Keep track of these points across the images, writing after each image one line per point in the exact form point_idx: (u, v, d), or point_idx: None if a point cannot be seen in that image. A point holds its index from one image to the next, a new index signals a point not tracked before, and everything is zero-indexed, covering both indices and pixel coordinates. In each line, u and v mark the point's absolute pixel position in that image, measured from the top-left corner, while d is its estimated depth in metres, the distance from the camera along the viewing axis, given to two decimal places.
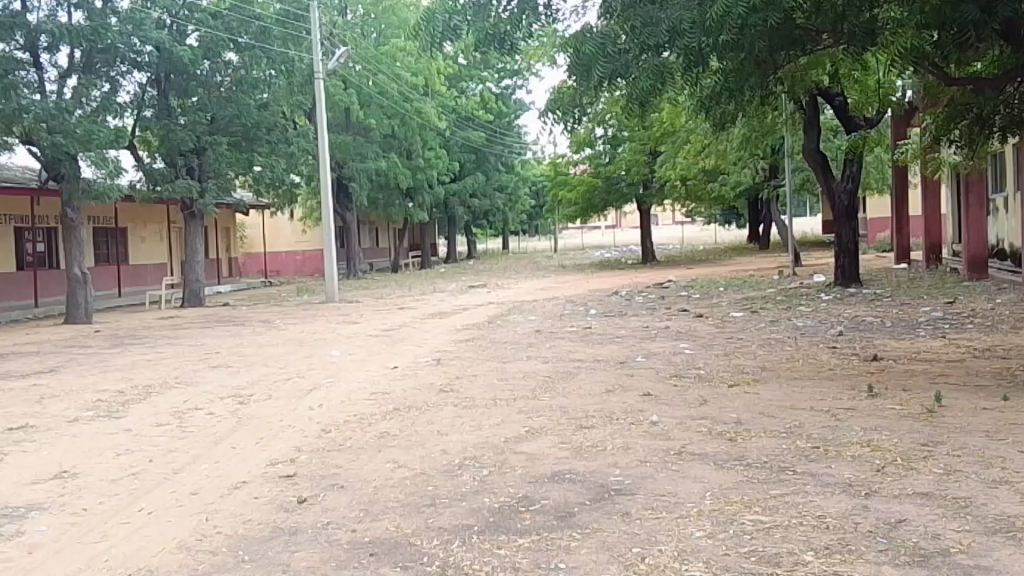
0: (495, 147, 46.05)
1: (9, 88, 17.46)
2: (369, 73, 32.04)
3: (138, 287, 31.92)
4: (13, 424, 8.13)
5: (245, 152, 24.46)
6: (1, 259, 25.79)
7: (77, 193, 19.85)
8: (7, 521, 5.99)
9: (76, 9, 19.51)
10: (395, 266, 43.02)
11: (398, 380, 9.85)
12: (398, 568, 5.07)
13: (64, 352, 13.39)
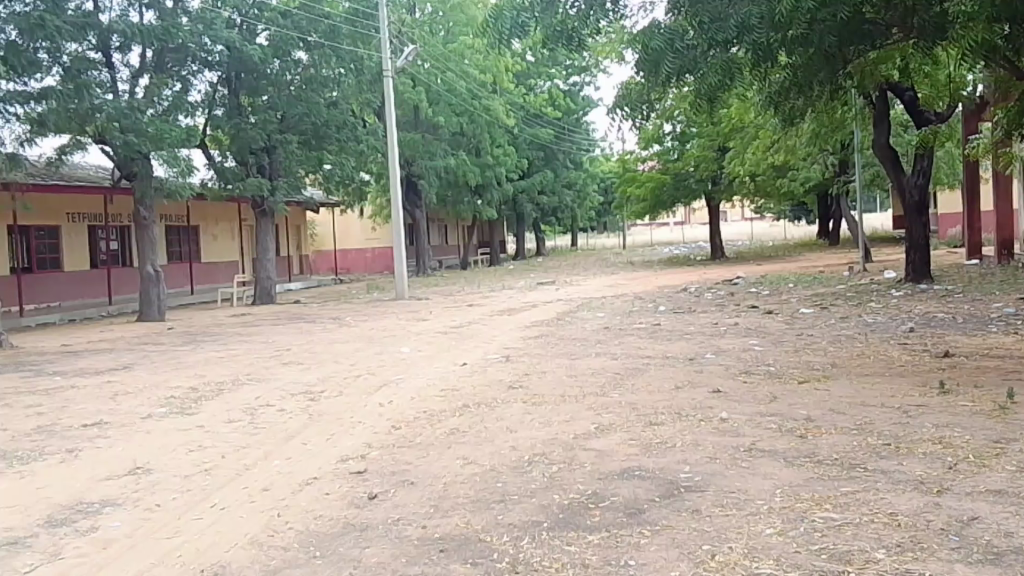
0: (564, 144, 46.25)
1: (81, 89, 17.28)
2: (437, 70, 31.60)
3: (210, 284, 32.09)
4: (87, 421, 8.24)
5: (315, 151, 25.02)
6: (75, 259, 26.08)
7: (150, 191, 20.24)
8: (82, 516, 6.00)
9: (148, 8, 19.64)
10: (464, 263, 43.54)
11: (467, 377, 9.91)
12: (468, 564, 5.06)
13: (140, 349, 13.64)
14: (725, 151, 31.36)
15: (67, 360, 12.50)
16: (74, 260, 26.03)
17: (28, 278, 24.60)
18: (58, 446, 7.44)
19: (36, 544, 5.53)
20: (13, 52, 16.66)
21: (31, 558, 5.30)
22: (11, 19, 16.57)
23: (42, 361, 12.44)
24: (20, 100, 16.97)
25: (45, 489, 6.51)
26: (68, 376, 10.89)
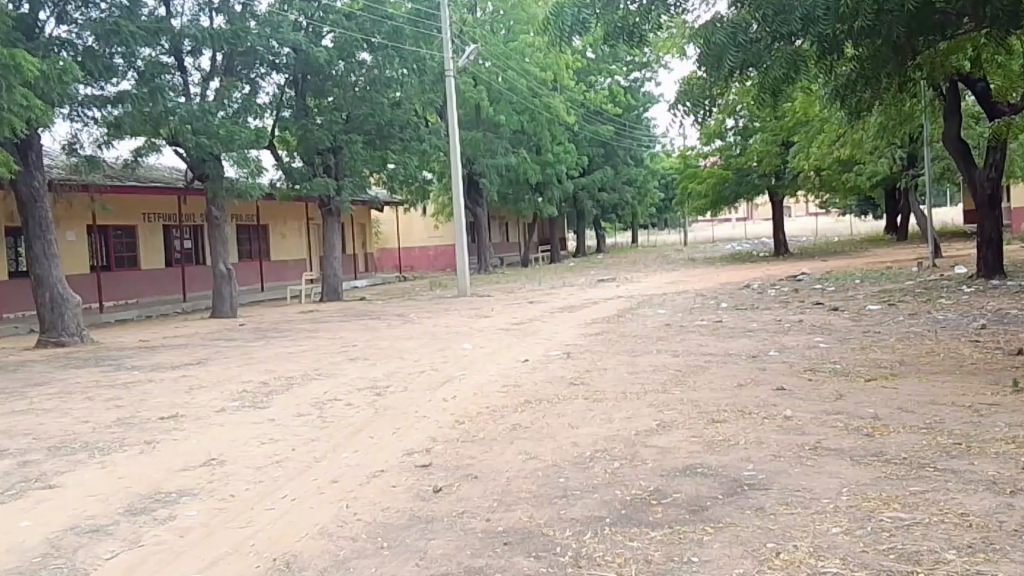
0: (624, 141, 46.38)
1: (155, 93, 17.70)
2: (498, 69, 31.48)
3: (280, 282, 32.88)
4: (164, 413, 8.55)
5: (379, 150, 25.45)
6: (150, 257, 26.89)
7: (221, 192, 20.94)
8: (160, 505, 6.21)
9: (217, 13, 20.08)
10: (525, 261, 43.75)
11: (529, 374, 9.99)
12: (532, 557, 5.09)
13: (213, 344, 14.06)
14: (789, 145, 30.85)
15: (145, 354, 12.96)
16: (150, 258, 26.87)
17: (107, 276, 25.29)
18: (137, 438, 7.73)
19: (117, 531, 5.73)
20: (89, 56, 16.79)
21: (113, 545, 5.49)
22: (87, 25, 16.71)
23: (121, 356, 12.91)
24: (97, 105, 17.18)
25: (125, 478, 6.75)
26: (145, 370, 11.28)
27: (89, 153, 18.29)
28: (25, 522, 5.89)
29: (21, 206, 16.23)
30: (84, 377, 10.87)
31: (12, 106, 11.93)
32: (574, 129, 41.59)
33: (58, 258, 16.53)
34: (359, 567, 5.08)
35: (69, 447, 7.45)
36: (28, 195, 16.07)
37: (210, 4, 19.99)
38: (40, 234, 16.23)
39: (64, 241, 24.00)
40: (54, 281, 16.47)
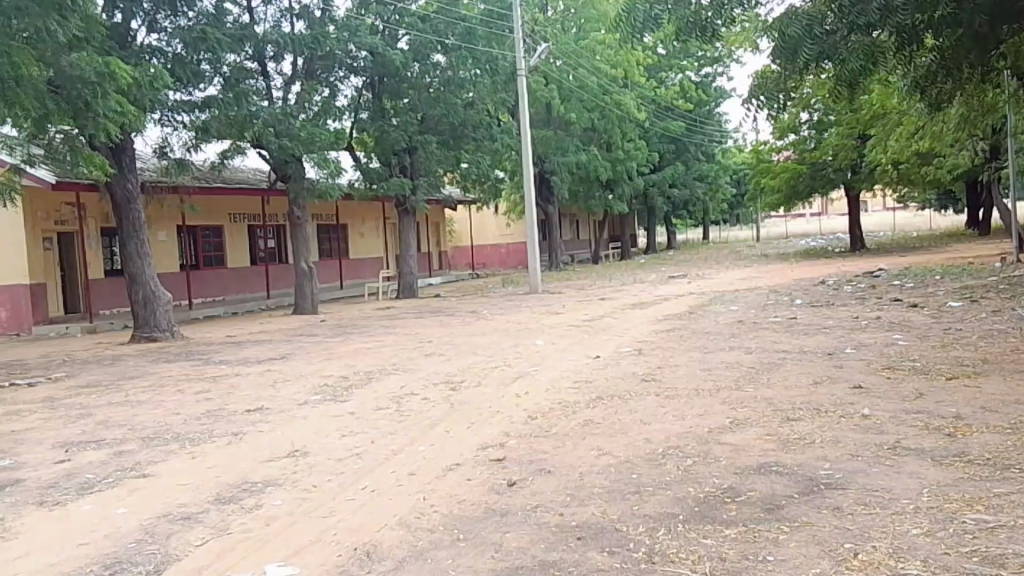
0: (696, 136, 46.05)
1: (240, 97, 18.33)
2: (569, 68, 31.45)
3: (357, 279, 33.54)
4: (251, 406, 8.91)
5: (453, 151, 25.80)
6: (236, 255, 27.77)
7: (303, 192, 21.57)
8: (246, 494, 6.43)
9: (298, 19, 20.72)
10: (596, 258, 43.60)
11: (599, 370, 10.06)
12: (606, 552, 5.10)
13: (295, 339, 14.53)
14: (867, 139, 30.06)
15: (231, 349, 13.49)
16: (236, 256, 27.76)
17: (196, 274, 26.20)
18: (224, 429, 8.06)
19: (207, 519, 5.97)
20: (178, 64, 17.31)
21: (203, 533, 5.72)
22: (176, 33, 17.14)
23: (210, 351, 13.46)
24: (186, 110, 17.98)
25: (213, 468, 7.02)
26: (232, 364, 11.73)
27: (179, 156, 19.04)
28: (123, 508, 6.18)
29: (115, 207, 16.88)
30: (175, 371, 11.39)
31: (106, 112, 12.50)
32: (644, 125, 41.67)
33: (150, 256, 17.17)
34: (437, 559, 5.19)
35: (162, 438, 7.82)
36: (122, 198, 16.75)
37: (291, 11, 20.60)
38: (133, 235, 16.89)
39: (156, 241, 24.97)
40: (146, 279, 17.14)
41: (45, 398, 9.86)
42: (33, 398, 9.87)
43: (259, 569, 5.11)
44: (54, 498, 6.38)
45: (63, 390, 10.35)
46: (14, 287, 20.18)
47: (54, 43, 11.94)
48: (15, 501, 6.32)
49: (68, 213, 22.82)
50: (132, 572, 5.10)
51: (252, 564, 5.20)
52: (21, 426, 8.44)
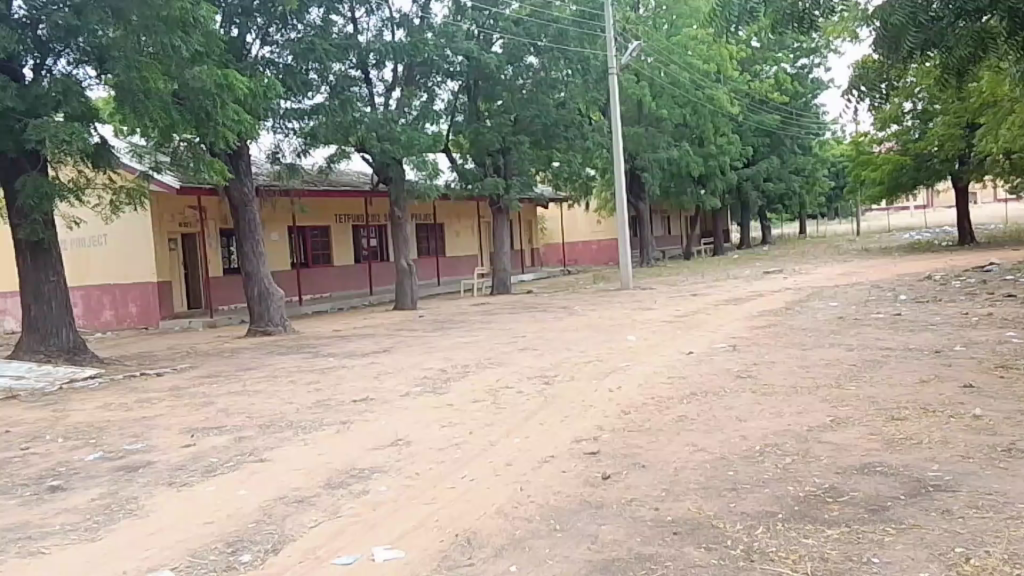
0: (792, 129, 44.92)
1: (345, 104, 19.08)
2: (661, 64, 31.38)
3: (454, 277, 34.29)
4: (356, 397, 9.36)
5: (545, 150, 26.17)
6: (342, 254, 28.88)
7: (403, 194, 22.74)
8: (353, 480, 6.77)
9: (398, 28, 21.44)
10: (688, 253, 43.09)
11: (694, 366, 10.04)
12: (703, 548, 5.13)
13: (396, 334, 15.10)
14: (976, 128, 28.45)
15: (337, 342, 14.15)
16: (342, 254, 28.86)
17: (306, 272, 27.38)
18: (333, 418, 8.51)
19: (319, 503, 6.33)
20: (289, 74, 17.99)
21: (315, 515, 6.07)
22: (286, 46, 17.86)
23: (318, 344, 14.14)
24: (296, 117, 18.91)
25: (324, 454, 7.43)
26: (339, 357, 12.30)
27: (290, 161, 20.00)
28: (244, 490, 6.64)
29: (232, 210, 17.95)
30: (288, 362, 12.08)
31: (225, 121, 13.29)
32: (737, 121, 40.75)
33: (264, 255, 18.16)
34: (535, 547, 5.35)
35: (277, 425, 8.34)
36: (239, 201, 17.78)
37: (392, 20, 21.34)
38: (250, 235, 17.94)
39: (270, 241, 26.20)
40: (262, 276, 18.16)
41: (173, 387, 10.65)
42: (162, 387, 10.68)
43: (367, 551, 5.41)
44: (182, 479, 6.91)
45: (187, 379, 11.14)
46: (143, 285, 22.16)
47: (180, 58, 12.64)
48: (148, 481, 6.90)
49: (192, 217, 24.20)
50: (253, 550, 5.49)
51: (362, 546, 5.50)
52: (152, 412, 9.16)
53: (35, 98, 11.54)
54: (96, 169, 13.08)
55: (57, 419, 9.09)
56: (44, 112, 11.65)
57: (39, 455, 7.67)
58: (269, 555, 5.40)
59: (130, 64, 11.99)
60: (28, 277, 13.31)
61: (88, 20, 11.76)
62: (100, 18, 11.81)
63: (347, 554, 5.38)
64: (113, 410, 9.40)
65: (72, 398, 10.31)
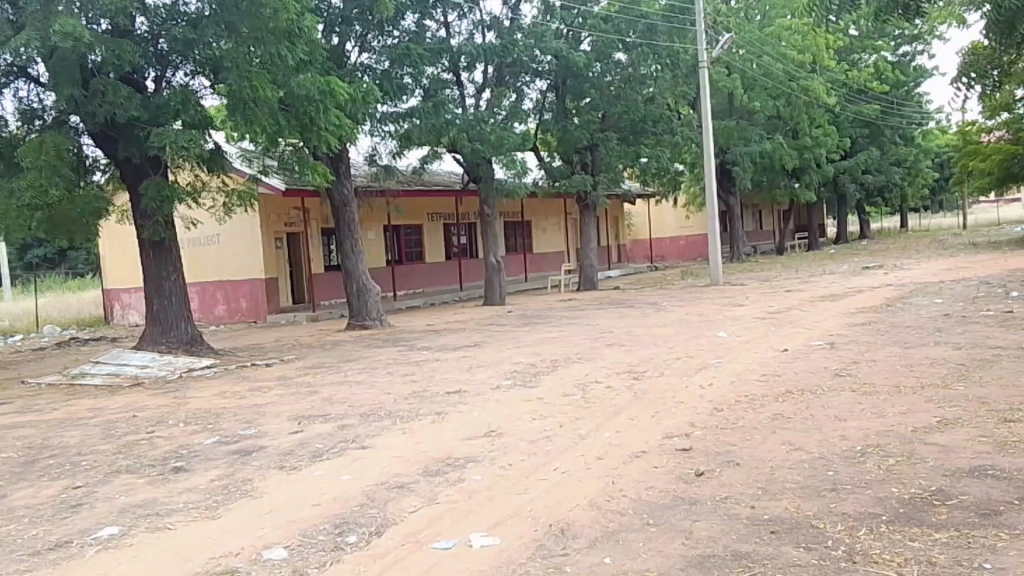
0: (893, 119, 42.89)
1: (438, 107, 19.69)
2: (753, 56, 30.71)
3: (541, 273, 34.52)
4: (450, 388, 9.68)
5: (633, 145, 25.93)
6: (433, 251, 29.54)
7: (492, 192, 23.03)
8: (450, 469, 7.03)
9: (489, 30, 21.73)
10: (781, 248, 41.77)
11: (789, 363, 9.83)
12: (802, 547, 5.09)
13: (486, 328, 15.42)
14: None
15: (430, 336, 14.59)
16: (434, 252, 29.53)
17: (399, 269, 28.17)
18: (429, 409, 8.84)
19: (418, 489, 6.62)
20: (385, 78, 18.38)
21: (415, 501, 6.36)
22: (383, 52, 18.20)
23: (412, 338, 14.63)
24: (392, 120, 19.50)
25: (421, 443, 7.73)
26: (433, 350, 12.69)
27: (385, 163, 20.81)
28: (348, 475, 7.01)
29: (334, 211, 18.66)
30: (384, 355, 12.57)
31: (328, 127, 14.12)
32: (834, 112, 39.25)
33: (363, 253, 18.83)
34: (628, 540, 5.44)
35: (377, 414, 8.73)
36: (340, 201, 18.43)
37: (482, 22, 21.63)
38: (349, 234, 18.61)
39: (366, 240, 27.06)
40: (360, 273, 18.79)
41: (281, 376, 11.30)
42: (269, 376, 11.33)
43: (465, 537, 5.64)
44: (292, 463, 7.36)
45: (293, 369, 11.78)
46: (253, 280, 23.41)
47: (286, 67, 13.31)
48: (261, 464, 7.38)
49: (297, 217, 25.17)
50: (359, 532, 5.82)
51: (459, 532, 5.74)
52: (263, 400, 9.77)
53: (156, 107, 12.35)
54: (211, 174, 13.93)
55: (178, 405, 9.81)
56: (164, 120, 12.46)
57: (164, 437, 8.32)
58: (373, 536, 5.72)
59: (241, 74, 12.61)
60: (150, 273, 14.27)
61: (204, 32, 12.47)
62: (214, 31, 12.52)
63: (446, 539, 5.63)
64: (227, 397, 10.06)
65: (190, 385, 11.09)
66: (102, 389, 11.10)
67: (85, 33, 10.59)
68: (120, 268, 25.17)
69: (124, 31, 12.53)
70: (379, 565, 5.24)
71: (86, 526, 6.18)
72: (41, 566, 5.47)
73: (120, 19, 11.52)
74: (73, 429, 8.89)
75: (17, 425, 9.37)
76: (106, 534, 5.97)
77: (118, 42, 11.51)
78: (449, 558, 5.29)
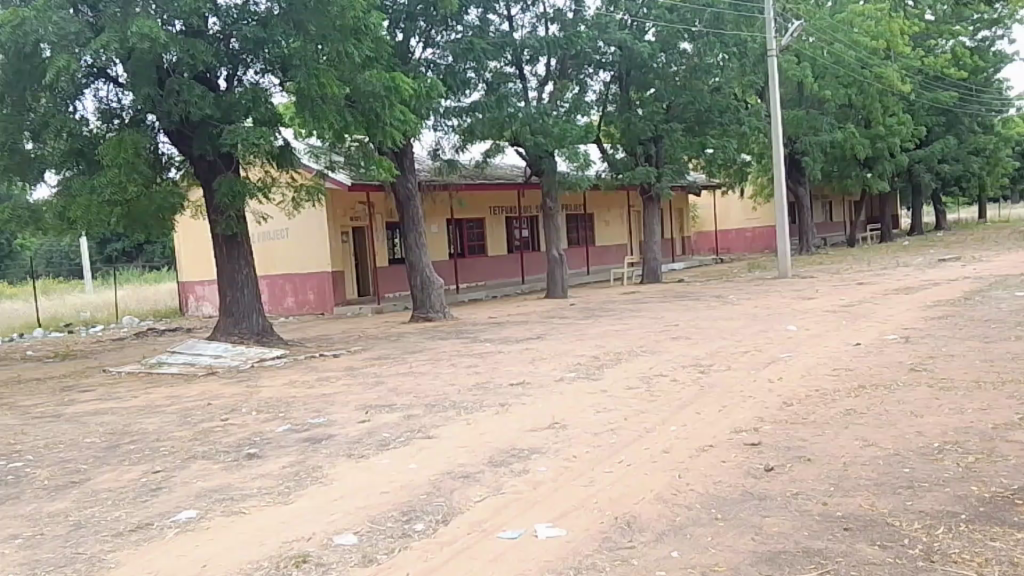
0: (971, 106, 41.31)
1: (501, 101, 19.79)
2: (823, 44, 30.20)
3: (604, 266, 34.38)
4: (514, 380, 9.75)
5: (699, 136, 25.71)
6: (496, 244, 29.72)
7: (555, 185, 22.92)
8: (515, 459, 7.09)
9: (552, 22, 21.68)
10: (852, 240, 40.69)
11: (861, 358, 9.60)
12: (877, 545, 4.98)
13: (549, 321, 15.46)
14: None
15: (494, 328, 14.71)
16: (496, 245, 29.71)
17: (462, 262, 28.41)
18: (493, 400, 8.91)
19: (483, 478, 6.69)
20: (449, 73, 18.71)
21: (481, 490, 6.43)
22: (448, 47, 18.52)
23: (475, 330, 14.77)
24: (456, 114, 19.67)
25: (486, 434, 7.80)
26: (496, 342, 12.78)
27: (449, 157, 21.03)
28: (414, 464, 7.12)
29: (398, 205, 18.98)
30: (449, 346, 12.73)
31: (393, 121, 14.29)
32: (909, 99, 38.25)
33: (427, 247, 19.09)
34: (695, 534, 5.40)
35: (441, 405, 8.85)
36: (405, 196, 18.76)
37: (546, 15, 21.61)
38: (413, 228, 18.92)
39: (429, 234, 27.28)
40: (424, 265, 19.04)
41: (348, 366, 11.55)
42: (337, 367, 11.58)
43: (530, 528, 5.67)
44: (359, 451, 7.51)
45: (359, 360, 12.02)
46: (319, 273, 23.95)
47: (353, 63, 13.62)
48: (330, 452, 7.56)
49: (362, 212, 25.53)
50: (426, 519, 5.91)
51: (525, 522, 5.78)
52: (331, 389, 10.01)
53: (228, 105, 12.72)
54: (281, 169, 14.25)
55: (251, 394, 10.10)
56: (235, 118, 12.79)
57: (237, 425, 8.60)
58: (439, 525, 5.80)
59: (309, 70, 12.84)
60: (224, 267, 14.72)
61: (273, 32, 12.82)
62: (283, 29, 12.90)
63: (512, 529, 5.67)
64: (297, 386, 10.34)
65: (261, 375, 11.43)
66: (179, 377, 11.51)
67: (160, 34, 11.00)
68: (193, 262, 26.04)
69: (197, 31, 12.76)
70: (446, 553, 5.32)
71: (165, 509, 6.42)
72: (124, 546, 5.70)
73: (194, 20, 11.90)
74: (151, 416, 9.25)
75: (101, 412, 9.79)
76: (184, 517, 6.19)
77: (191, 42, 11.89)
78: (514, 548, 5.34)
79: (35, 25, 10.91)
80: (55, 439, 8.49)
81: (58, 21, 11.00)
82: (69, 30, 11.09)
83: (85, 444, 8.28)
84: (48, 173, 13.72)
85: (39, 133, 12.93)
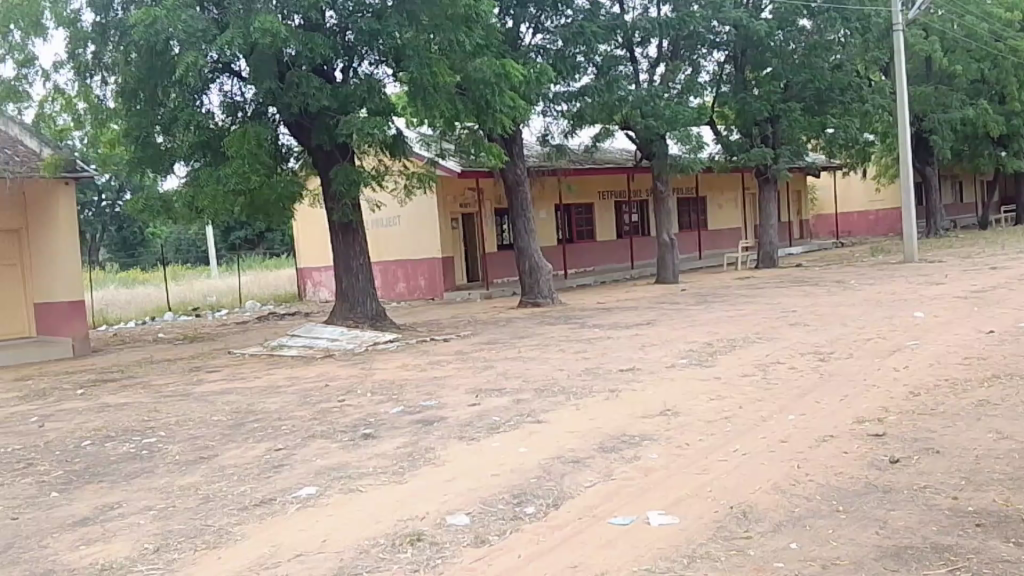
0: None
1: (611, 84, 19.81)
2: (953, 15, 30.31)
3: (716, 250, 33.76)
4: (624, 367, 9.73)
5: (818, 115, 24.87)
6: (606, 230, 29.61)
7: (665, 168, 22.28)
8: (626, 446, 7.06)
9: (664, 3, 21.38)
10: (984, 223, 38.41)
11: (997, 346, 9.11)
12: (1013, 543, 4.75)
13: (659, 307, 15.32)
14: None
15: (604, 314, 14.67)
16: (605, 231, 29.55)
17: (570, 247, 28.45)
18: (602, 386, 8.91)
19: (594, 464, 6.69)
20: (559, 58, 18.79)
21: (592, 475, 6.44)
22: (558, 32, 18.77)
23: (584, 315, 14.79)
24: (565, 99, 19.76)
25: (596, 419, 7.81)
26: (604, 328, 12.76)
27: (558, 142, 21.22)
28: (524, 448, 7.19)
29: (507, 190, 19.26)
30: (557, 331, 12.79)
31: (503, 108, 14.55)
32: None
33: (534, 233, 19.30)
34: (817, 525, 5.26)
35: (551, 390, 8.91)
36: (513, 182, 18.96)
37: None
38: (521, 214, 19.08)
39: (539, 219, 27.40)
40: (531, 251, 19.28)
41: (459, 350, 11.77)
42: (447, 351, 11.80)
43: (642, 514, 5.64)
44: (470, 434, 7.65)
45: (468, 345, 12.22)
46: (432, 259, 24.51)
47: (463, 52, 13.99)
48: (442, 434, 7.72)
49: (471, 198, 26.01)
50: (536, 503, 5.96)
51: (637, 509, 5.76)
52: (442, 373, 10.24)
53: (345, 96, 13.11)
54: (393, 158, 14.59)
55: (366, 376, 10.44)
56: (352, 108, 13.20)
57: (353, 406, 8.89)
58: (550, 508, 5.84)
59: (423, 61, 13.20)
60: (340, 253, 15.20)
61: (387, 22, 12.88)
62: (397, 21, 13.01)
63: (623, 515, 5.66)
64: (410, 370, 10.63)
65: (375, 357, 11.80)
66: (298, 359, 12.01)
67: (281, 28, 11.51)
68: (310, 248, 27.05)
69: (315, 25, 13.12)
70: (560, 536, 5.36)
71: (286, 485, 6.70)
72: (248, 519, 5.98)
73: (313, 15, 12.40)
74: (273, 396, 9.68)
75: (227, 391, 10.33)
76: (303, 494, 6.44)
77: (311, 36, 12.34)
78: (628, 533, 5.34)
79: (167, 25, 11.55)
80: (185, 417, 9.00)
81: (186, 20, 11.62)
82: (197, 27, 11.69)
83: (212, 421, 8.75)
84: (178, 164, 14.48)
85: (169, 126, 13.65)
